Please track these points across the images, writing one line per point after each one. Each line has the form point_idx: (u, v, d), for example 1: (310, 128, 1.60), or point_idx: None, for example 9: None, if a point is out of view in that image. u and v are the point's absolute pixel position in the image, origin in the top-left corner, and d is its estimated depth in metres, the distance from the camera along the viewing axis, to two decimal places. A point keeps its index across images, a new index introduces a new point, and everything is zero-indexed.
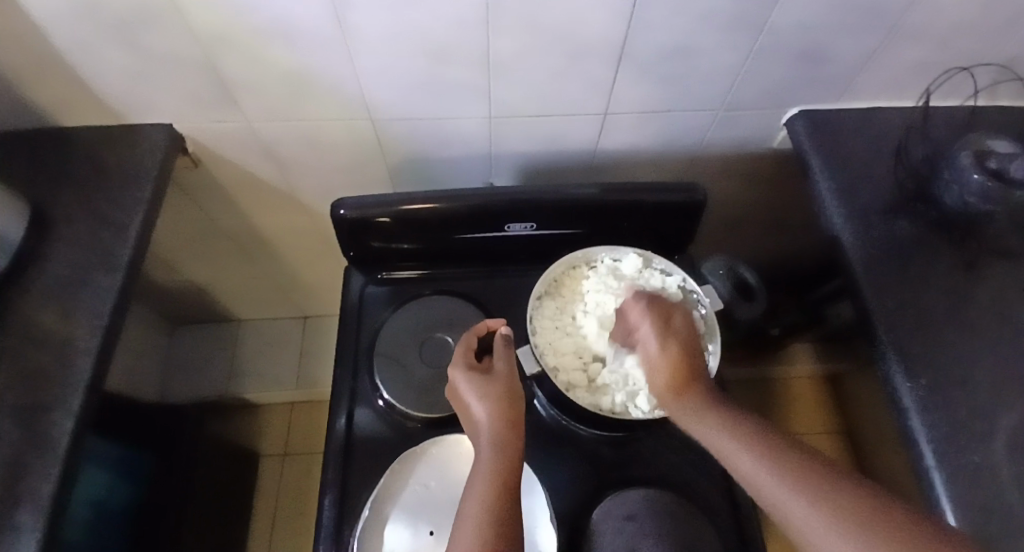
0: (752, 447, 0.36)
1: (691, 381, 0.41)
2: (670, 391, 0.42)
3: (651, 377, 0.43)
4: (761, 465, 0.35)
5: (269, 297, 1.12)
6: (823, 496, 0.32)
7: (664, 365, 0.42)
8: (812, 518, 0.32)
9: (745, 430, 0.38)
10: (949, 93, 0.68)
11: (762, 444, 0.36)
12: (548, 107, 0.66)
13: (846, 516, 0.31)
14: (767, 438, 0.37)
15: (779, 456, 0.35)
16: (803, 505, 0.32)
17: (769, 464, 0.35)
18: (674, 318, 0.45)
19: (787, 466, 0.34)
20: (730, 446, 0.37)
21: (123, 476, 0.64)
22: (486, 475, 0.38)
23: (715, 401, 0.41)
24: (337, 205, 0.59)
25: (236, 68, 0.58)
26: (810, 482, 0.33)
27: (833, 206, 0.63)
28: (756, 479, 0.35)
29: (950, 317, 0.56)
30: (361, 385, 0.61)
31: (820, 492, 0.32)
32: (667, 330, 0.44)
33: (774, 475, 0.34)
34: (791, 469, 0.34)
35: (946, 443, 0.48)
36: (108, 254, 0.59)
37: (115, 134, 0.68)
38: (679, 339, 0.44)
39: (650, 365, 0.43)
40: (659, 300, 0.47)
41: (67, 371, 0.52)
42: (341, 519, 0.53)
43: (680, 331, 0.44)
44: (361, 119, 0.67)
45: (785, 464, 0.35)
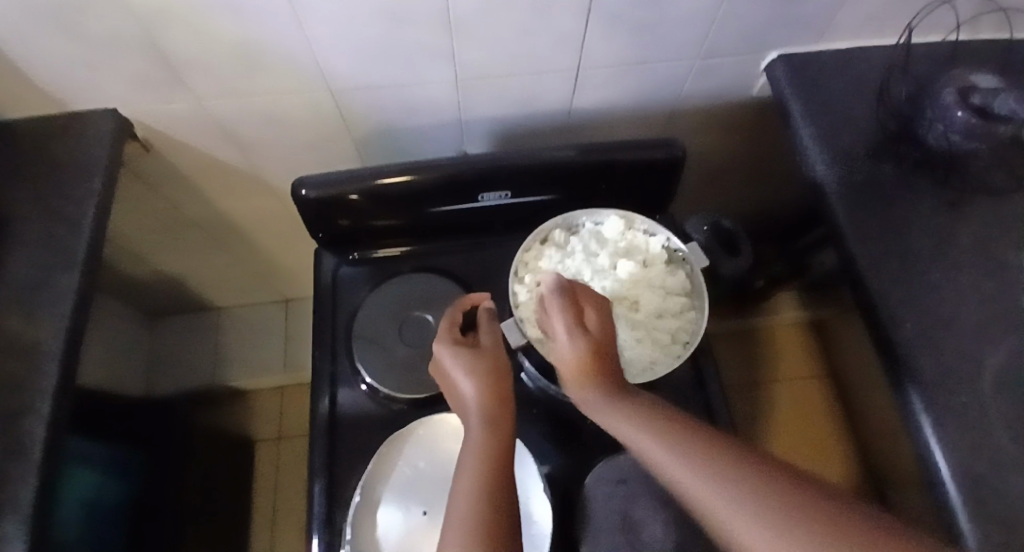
0: (677, 448, 0.32)
1: (600, 363, 0.40)
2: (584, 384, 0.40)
3: (566, 368, 0.41)
4: (687, 466, 0.31)
5: (246, 283, 1.09)
6: (736, 481, 0.29)
7: (574, 355, 0.40)
8: (718, 503, 0.29)
9: (672, 426, 0.35)
10: (930, 28, 0.66)
11: (693, 440, 0.33)
12: (516, 66, 0.62)
13: (759, 494, 0.28)
14: (691, 434, 0.33)
15: (704, 448, 0.32)
16: (712, 487, 0.29)
17: (691, 460, 0.31)
18: (587, 311, 0.44)
19: (711, 463, 0.30)
20: (649, 438, 0.34)
21: (112, 475, 0.63)
22: (480, 452, 0.38)
23: (640, 403, 0.38)
24: (299, 185, 0.56)
25: (174, 43, 0.53)
26: (735, 471, 0.29)
27: (814, 152, 0.61)
28: (675, 474, 0.31)
29: (933, 260, 0.55)
30: (342, 368, 0.59)
31: (743, 483, 0.29)
32: (581, 325, 0.42)
33: (685, 462, 0.31)
34: (716, 464, 0.30)
35: (931, 386, 0.49)
36: (64, 252, 0.56)
37: (56, 124, 0.63)
38: (595, 334, 0.42)
39: (561, 357, 0.41)
40: (575, 291, 0.45)
41: (35, 378, 0.50)
42: (332, 504, 0.53)
43: (595, 327, 0.42)
44: (318, 91, 0.63)
45: (716, 463, 0.30)
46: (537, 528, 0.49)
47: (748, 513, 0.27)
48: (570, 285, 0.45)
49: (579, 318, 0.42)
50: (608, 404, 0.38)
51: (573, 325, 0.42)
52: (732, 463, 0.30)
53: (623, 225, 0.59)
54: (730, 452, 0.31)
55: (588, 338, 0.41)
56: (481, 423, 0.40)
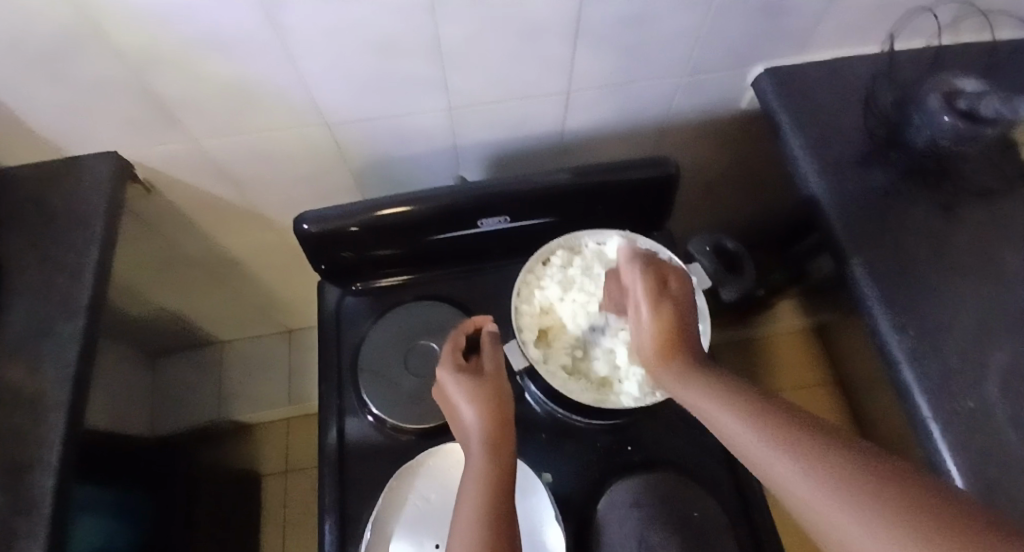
0: (752, 421, 0.30)
1: (676, 341, 0.39)
2: (655, 356, 0.39)
3: (641, 338, 0.41)
4: (761, 436, 0.29)
5: (248, 316, 1.09)
6: (801, 447, 0.27)
7: (655, 327, 0.40)
8: (772, 461, 0.28)
9: (749, 404, 0.32)
10: (912, 35, 0.67)
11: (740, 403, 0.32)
12: (508, 92, 0.64)
13: (823, 458, 0.26)
14: (770, 407, 0.31)
15: (780, 422, 0.29)
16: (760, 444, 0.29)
17: (765, 430, 0.29)
18: (670, 283, 0.44)
19: (774, 425, 0.29)
20: (724, 413, 0.32)
21: (119, 519, 0.62)
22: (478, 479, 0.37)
23: (708, 368, 0.37)
24: (300, 220, 0.56)
25: (171, 85, 0.55)
26: (817, 443, 0.27)
27: (805, 162, 0.62)
28: (745, 445, 0.30)
29: (931, 265, 0.55)
30: (348, 400, 0.59)
31: (814, 456, 0.26)
32: (667, 293, 0.42)
33: (753, 430, 0.30)
34: (792, 437, 0.28)
35: (938, 392, 0.48)
36: (67, 298, 0.56)
37: (57, 170, 0.64)
38: (672, 300, 0.42)
39: (641, 326, 0.41)
40: (657, 264, 0.46)
41: (40, 427, 0.50)
42: (344, 541, 0.53)
43: (677, 293, 0.43)
44: (314, 125, 0.64)
45: (783, 429, 0.28)
46: None
47: (798, 464, 0.26)
48: (645, 256, 0.47)
49: (665, 289, 0.42)
50: (681, 370, 0.37)
51: (651, 293, 0.42)
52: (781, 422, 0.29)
53: (625, 246, 0.59)
54: (812, 424, 0.28)
55: (671, 305, 0.41)
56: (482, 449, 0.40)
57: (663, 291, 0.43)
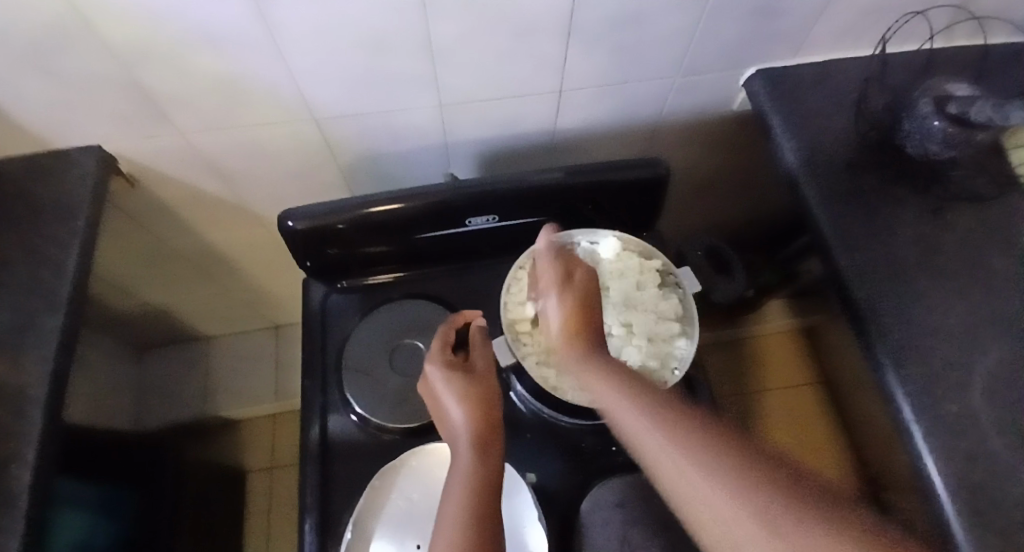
0: (660, 424, 0.31)
1: (583, 320, 0.40)
2: (567, 341, 0.40)
3: (555, 323, 0.42)
4: (661, 433, 0.30)
5: (236, 312, 1.08)
6: (714, 459, 0.28)
7: (564, 311, 0.41)
8: (675, 461, 0.29)
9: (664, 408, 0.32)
10: (905, 39, 0.67)
11: (653, 401, 0.33)
12: (499, 90, 0.63)
13: (734, 468, 0.27)
14: (687, 411, 0.32)
15: (690, 430, 0.30)
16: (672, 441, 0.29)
17: (674, 437, 0.30)
18: (575, 273, 0.44)
19: (680, 429, 0.30)
20: (629, 412, 0.32)
21: (99, 517, 0.61)
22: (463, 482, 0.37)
23: (609, 360, 0.38)
24: (285, 217, 0.55)
25: (155, 79, 0.54)
26: (727, 454, 0.28)
27: (796, 165, 0.62)
28: (648, 444, 0.31)
29: (918, 268, 0.55)
30: (333, 398, 0.59)
31: (686, 434, 0.29)
32: (569, 280, 0.43)
33: (663, 436, 0.30)
34: (673, 418, 0.31)
35: (923, 397, 0.48)
36: (47, 293, 0.55)
37: (38, 162, 0.63)
38: (582, 288, 0.43)
39: (553, 314, 0.42)
40: (566, 255, 0.45)
41: (17, 424, 0.49)
42: (325, 540, 0.52)
43: (581, 284, 0.43)
44: (302, 121, 0.63)
45: (692, 436, 0.29)
46: None
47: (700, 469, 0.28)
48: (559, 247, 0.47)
49: (571, 276, 0.43)
50: (589, 359, 0.38)
51: (558, 281, 0.43)
52: (695, 429, 0.30)
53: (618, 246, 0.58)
54: (704, 422, 0.31)
55: (578, 292, 0.42)
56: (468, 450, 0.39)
57: (570, 276, 0.44)
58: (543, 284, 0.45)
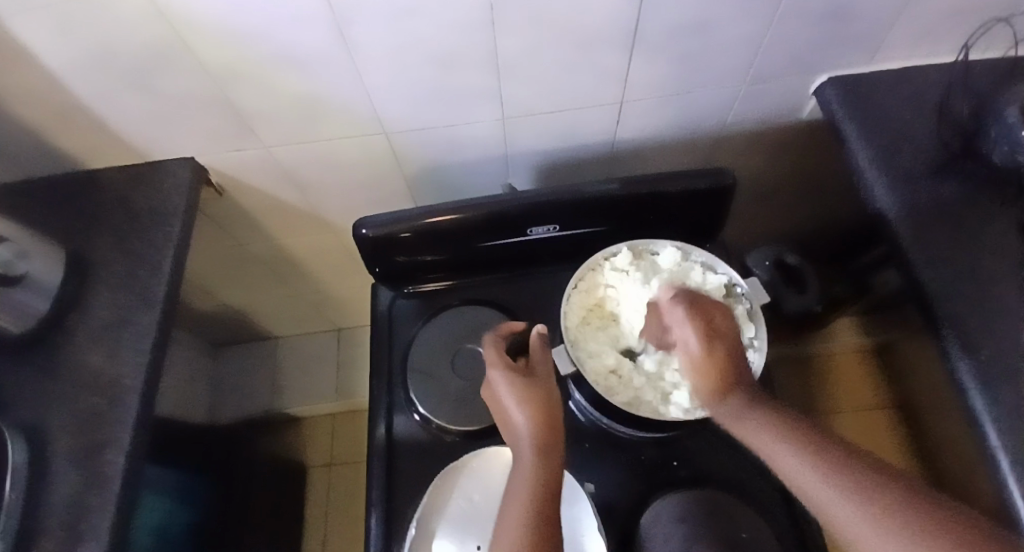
0: (824, 471, 0.33)
1: (722, 375, 0.40)
2: (714, 393, 0.41)
3: (689, 372, 0.42)
4: (841, 495, 0.31)
5: (301, 314, 1.14)
6: (856, 487, 0.31)
7: (706, 363, 0.40)
8: (864, 526, 0.30)
9: (779, 417, 0.38)
10: (988, 45, 0.64)
11: (812, 448, 0.34)
12: (562, 102, 0.64)
13: (883, 505, 0.30)
14: (833, 451, 0.34)
15: (840, 466, 0.33)
16: (834, 488, 0.32)
17: (808, 457, 0.34)
18: (716, 318, 0.43)
19: (846, 476, 0.32)
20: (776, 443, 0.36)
21: (177, 499, 0.66)
22: (524, 492, 0.38)
23: (763, 403, 0.39)
24: (359, 225, 0.59)
25: (245, 97, 0.58)
26: (868, 481, 0.31)
27: (871, 175, 0.60)
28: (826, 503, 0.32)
29: (1007, 286, 0.52)
30: (397, 398, 0.61)
31: (877, 497, 0.30)
32: (711, 328, 0.42)
33: (823, 480, 0.33)
34: (846, 473, 0.32)
35: (1012, 422, 0.45)
36: (146, 291, 0.61)
37: (141, 172, 0.69)
38: (725, 336, 0.42)
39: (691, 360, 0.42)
40: (698, 300, 0.45)
41: (116, 408, 0.54)
42: (389, 535, 0.54)
43: (722, 330, 0.42)
44: (374, 135, 0.67)
45: (846, 471, 0.32)
46: None
47: (877, 523, 0.29)
48: (688, 294, 0.46)
49: (711, 323, 0.42)
50: (739, 410, 0.39)
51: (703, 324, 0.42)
52: (870, 482, 0.31)
53: (678, 256, 0.58)
54: (880, 475, 0.32)
55: (720, 341, 0.41)
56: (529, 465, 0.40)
57: (711, 326, 0.42)
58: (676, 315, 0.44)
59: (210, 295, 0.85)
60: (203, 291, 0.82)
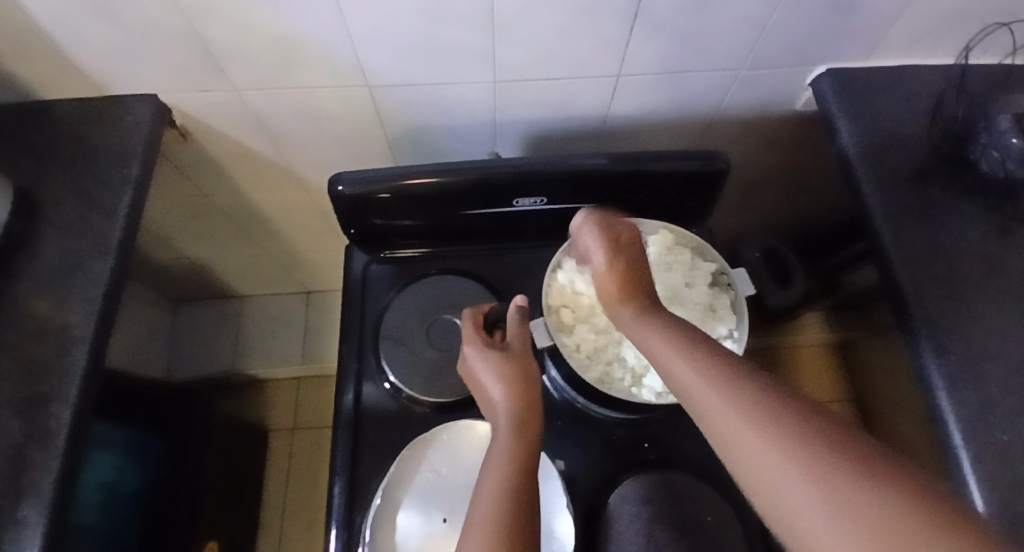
0: (742, 408, 0.29)
1: (632, 293, 0.41)
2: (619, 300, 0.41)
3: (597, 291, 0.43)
4: (751, 424, 0.28)
5: (269, 273, 1.09)
6: (769, 420, 0.27)
7: (611, 276, 0.42)
8: (764, 454, 0.26)
9: (707, 349, 0.34)
10: (986, 50, 0.63)
11: (732, 377, 0.31)
12: (557, 69, 0.61)
13: (788, 434, 0.26)
14: (752, 380, 0.30)
15: (753, 395, 0.29)
16: (746, 421, 0.28)
17: (727, 394, 0.30)
18: (622, 236, 0.45)
19: (776, 425, 0.27)
20: (700, 385, 0.31)
21: (124, 458, 0.63)
22: (506, 467, 0.36)
23: (698, 337, 0.35)
24: (336, 180, 0.55)
25: (216, 32, 0.53)
26: (792, 424, 0.26)
27: (862, 171, 0.59)
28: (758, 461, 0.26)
29: (980, 291, 0.53)
30: (367, 365, 0.59)
31: (778, 424, 0.27)
32: (616, 244, 0.44)
33: (738, 413, 0.29)
34: (764, 404, 0.28)
35: (973, 423, 0.47)
36: (97, 237, 0.56)
37: (96, 108, 0.63)
38: (627, 255, 0.43)
39: (597, 275, 0.43)
40: (607, 219, 0.46)
41: (62, 360, 0.50)
42: (352, 504, 0.53)
43: (629, 248, 0.44)
44: (356, 88, 0.63)
45: (778, 420, 0.27)
46: (558, 544, 0.48)
47: (771, 450, 0.26)
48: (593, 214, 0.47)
49: (617, 239, 0.44)
50: (664, 338, 0.36)
51: (610, 245, 0.43)
52: (779, 411, 0.27)
53: (670, 239, 0.57)
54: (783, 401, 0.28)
55: (626, 260, 0.43)
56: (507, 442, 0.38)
57: (614, 240, 0.44)
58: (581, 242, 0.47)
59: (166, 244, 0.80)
60: None
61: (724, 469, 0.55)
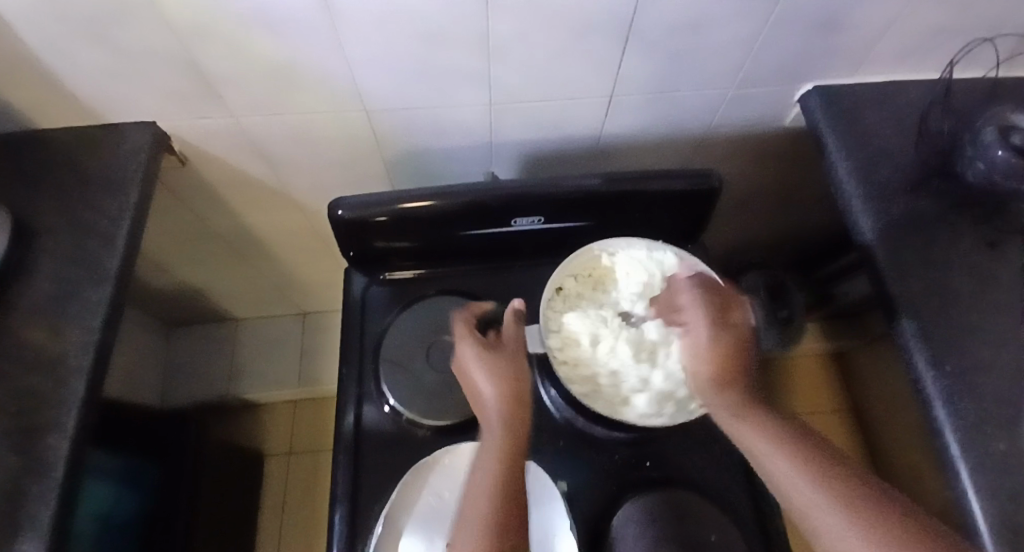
0: (833, 499, 0.34)
1: (730, 369, 0.42)
2: (713, 388, 0.42)
3: (691, 361, 0.43)
4: (842, 513, 0.33)
5: (264, 295, 1.08)
6: (856, 510, 0.33)
7: (712, 356, 0.42)
8: (853, 542, 0.32)
9: (786, 435, 0.38)
10: (970, 64, 0.65)
11: (825, 468, 0.35)
12: (553, 90, 0.63)
13: (874, 526, 0.32)
14: (832, 468, 0.35)
15: (838, 484, 0.34)
16: (836, 512, 0.33)
17: (809, 479, 0.35)
18: (732, 310, 0.45)
19: (858, 509, 0.33)
20: (768, 450, 0.38)
21: (118, 488, 0.62)
22: (493, 472, 0.37)
23: (769, 414, 0.40)
24: (335, 205, 0.56)
25: (216, 59, 0.54)
26: (877, 518, 0.32)
27: (852, 185, 0.60)
28: (815, 513, 0.34)
29: (973, 302, 0.54)
30: (367, 388, 0.58)
31: (867, 517, 0.32)
32: (722, 321, 0.44)
33: (831, 500, 0.34)
34: (847, 492, 0.34)
35: (972, 433, 0.47)
36: (95, 263, 0.56)
37: (95, 136, 0.64)
38: (734, 331, 0.43)
39: (694, 348, 0.43)
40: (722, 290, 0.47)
41: (60, 389, 0.50)
42: (353, 530, 0.52)
43: (737, 325, 0.43)
44: (353, 112, 0.63)
45: (861, 507, 0.33)
46: None
47: (865, 536, 0.32)
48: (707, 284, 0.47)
49: (724, 318, 0.44)
50: (747, 413, 0.40)
51: (713, 323, 0.43)
52: (864, 505, 0.33)
53: (680, 266, 0.56)
54: (865, 490, 0.34)
55: (730, 337, 0.42)
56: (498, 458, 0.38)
57: (733, 322, 0.43)
58: (696, 318, 0.45)
59: None
60: None
61: (728, 486, 0.55)
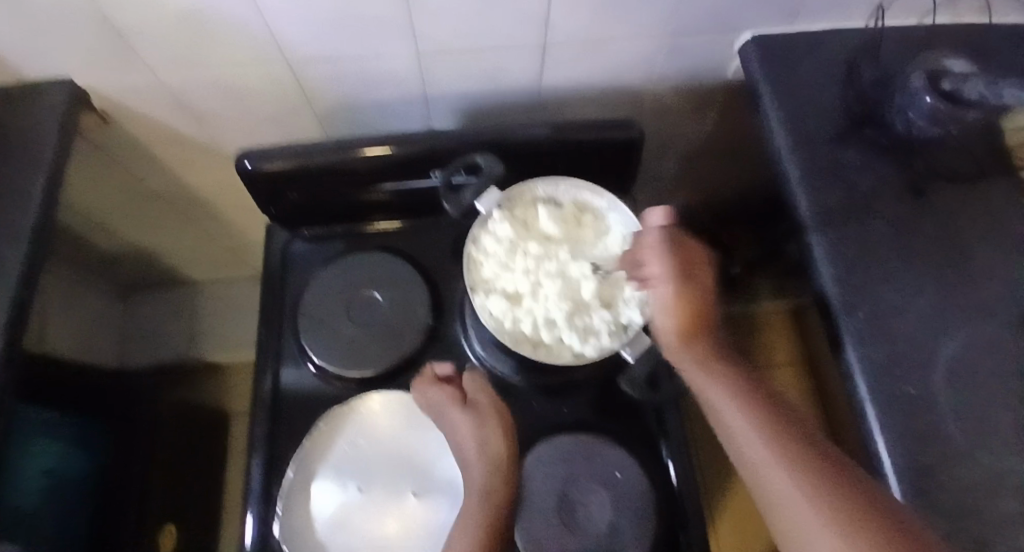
0: (781, 453, 0.37)
1: (695, 326, 0.43)
2: (681, 343, 0.44)
3: (660, 314, 0.45)
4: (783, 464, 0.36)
5: (218, 257, 1.09)
6: (797, 461, 0.36)
7: (676, 310, 0.43)
8: (788, 487, 0.35)
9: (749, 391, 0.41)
10: (903, 10, 0.64)
11: (776, 424, 0.38)
12: (481, 40, 0.61)
13: (808, 475, 0.35)
14: (784, 427, 0.38)
15: (785, 437, 0.37)
16: (780, 462, 0.36)
17: (761, 431, 0.38)
18: (695, 267, 0.45)
19: (798, 463, 0.36)
20: (727, 401, 0.41)
21: (69, 449, 0.64)
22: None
23: (733, 372, 0.42)
24: (242, 156, 0.54)
25: (120, 12, 0.52)
26: (815, 472, 0.35)
27: (781, 136, 0.60)
28: (759, 462, 0.37)
29: (894, 251, 0.54)
30: (288, 348, 0.59)
31: (808, 469, 0.35)
32: (685, 275, 0.44)
33: (773, 451, 0.37)
34: (793, 448, 0.37)
35: (878, 377, 0.48)
36: (11, 225, 0.55)
37: (11, 94, 0.62)
38: (696, 290, 0.44)
39: (663, 306, 0.44)
40: (685, 243, 0.46)
41: None
42: (269, 481, 0.54)
43: (700, 282, 0.44)
44: (274, 64, 0.62)
45: (804, 461, 0.36)
46: None
47: (801, 485, 0.35)
48: (674, 234, 0.46)
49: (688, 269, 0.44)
50: (709, 366, 0.43)
51: (677, 278, 0.44)
52: (806, 460, 0.36)
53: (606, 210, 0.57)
54: (810, 449, 0.37)
55: (691, 292, 0.44)
56: (482, 503, 0.45)
57: (692, 277, 0.44)
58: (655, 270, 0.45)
59: (95, 227, 0.79)
60: (87, 218, 0.76)
61: (647, 433, 0.56)
